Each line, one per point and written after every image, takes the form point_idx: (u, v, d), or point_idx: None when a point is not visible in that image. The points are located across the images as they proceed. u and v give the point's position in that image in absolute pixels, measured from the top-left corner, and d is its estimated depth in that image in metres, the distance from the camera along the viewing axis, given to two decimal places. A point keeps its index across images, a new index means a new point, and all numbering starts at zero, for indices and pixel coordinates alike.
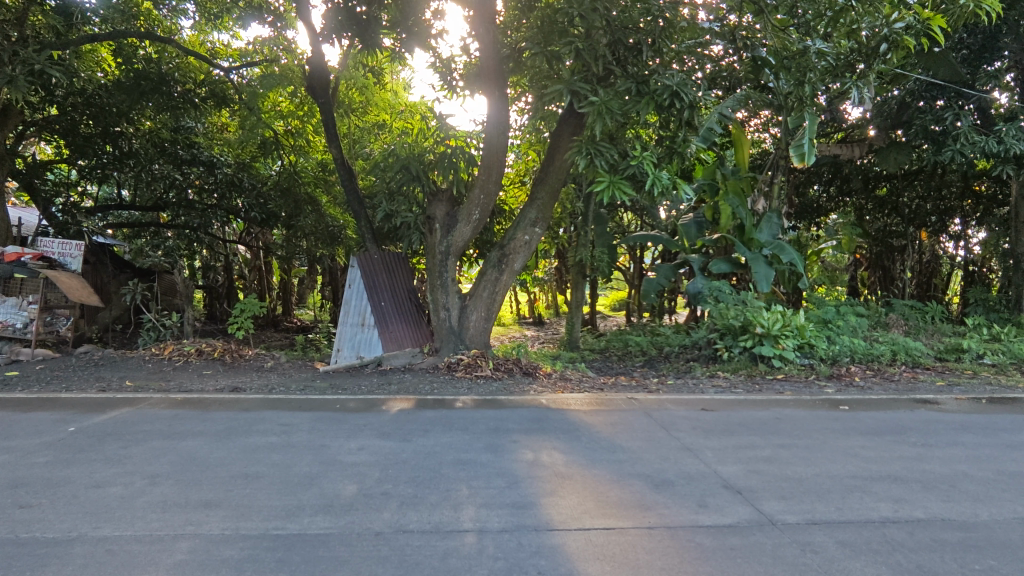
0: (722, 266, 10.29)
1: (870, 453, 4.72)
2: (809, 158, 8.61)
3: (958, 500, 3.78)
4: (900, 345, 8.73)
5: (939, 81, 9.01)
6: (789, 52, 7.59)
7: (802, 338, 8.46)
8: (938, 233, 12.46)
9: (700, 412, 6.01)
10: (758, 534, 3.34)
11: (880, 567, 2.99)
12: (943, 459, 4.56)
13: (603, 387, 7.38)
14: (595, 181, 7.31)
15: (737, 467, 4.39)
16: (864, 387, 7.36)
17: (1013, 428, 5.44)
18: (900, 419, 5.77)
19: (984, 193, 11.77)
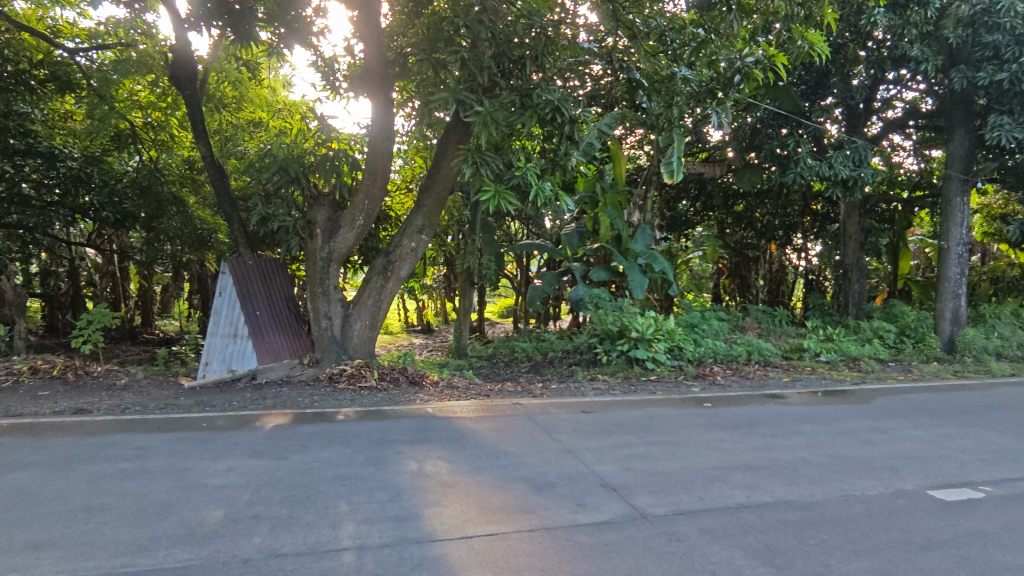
0: (601, 274, 10.81)
1: (727, 445, 5.19)
2: (677, 175, 9.35)
3: (799, 483, 4.26)
4: (754, 346, 9.69)
5: (783, 112, 10.18)
6: (659, 76, 8.18)
7: (671, 341, 9.13)
8: (784, 246, 14.14)
9: (580, 414, 6.25)
10: (631, 529, 3.53)
11: (735, 549, 3.28)
12: (787, 448, 5.12)
13: (489, 393, 7.45)
14: (481, 190, 7.32)
15: (612, 466, 4.63)
16: (725, 385, 8.11)
17: (841, 417, 6.25)
18: (754, 413, 6.40)
19: (820, 211, 13.39)
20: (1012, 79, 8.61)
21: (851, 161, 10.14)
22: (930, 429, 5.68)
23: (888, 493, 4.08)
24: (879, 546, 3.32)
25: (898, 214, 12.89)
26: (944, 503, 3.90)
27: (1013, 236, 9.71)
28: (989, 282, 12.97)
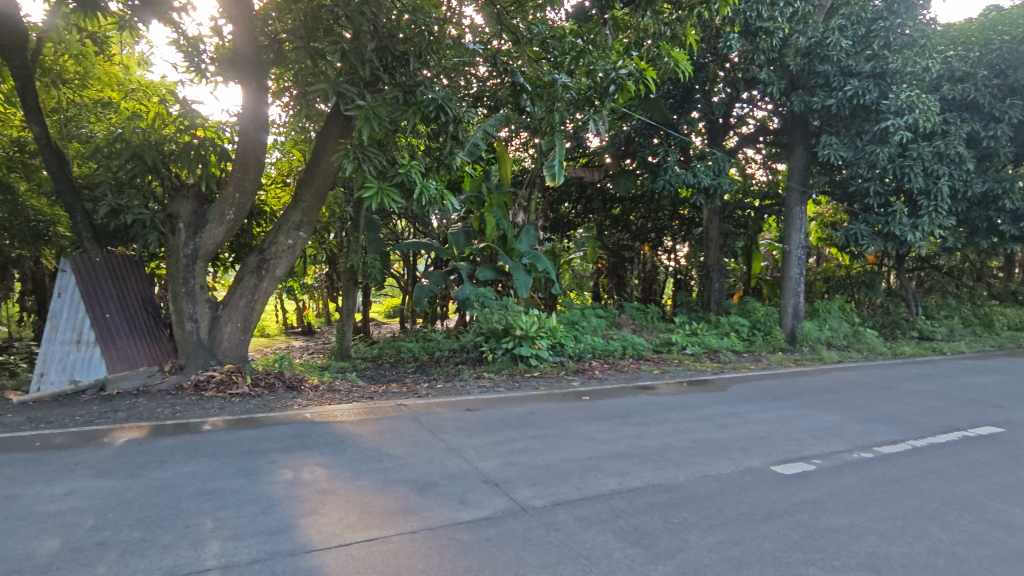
0: (486, 273, 10.92)
1: (602, 435, 5.49)
2: (559, 178, 9.65)
3: (665, 467, 4.61)
4: (629, 341, 10.33)
5: (654, 122, 10.95)
6: (541, 82, 8.50)
7: (553, 338, 9.50)
8: (656, 247, 15.20)
9: (465, 413, 6.30)
10: (511, 522, 3.62)
11: (607, 533, 3.48)
12: (656, 435, 5.52)
13: (373, 395, 7.27)
14: (363, 187, 7.09)
15: (495, 461, 4.71)
16: (602, 378, 8.59)
17: (702, 404, 6.86)
18: (627, 404, 6.84)
19: (686, 216, 14.57)
20: (838, 105, 9.92)
21: (711, 171, 11.09)
22: (774, 412, 6.40)
23: (739, 471, 4.54)
24: (731, 519, 3.69)
25: (751, 220, 14.32)
26: (783, 477, 4.42)
27: (839, 241, 11.22)
28: (823, 281, 14.84)
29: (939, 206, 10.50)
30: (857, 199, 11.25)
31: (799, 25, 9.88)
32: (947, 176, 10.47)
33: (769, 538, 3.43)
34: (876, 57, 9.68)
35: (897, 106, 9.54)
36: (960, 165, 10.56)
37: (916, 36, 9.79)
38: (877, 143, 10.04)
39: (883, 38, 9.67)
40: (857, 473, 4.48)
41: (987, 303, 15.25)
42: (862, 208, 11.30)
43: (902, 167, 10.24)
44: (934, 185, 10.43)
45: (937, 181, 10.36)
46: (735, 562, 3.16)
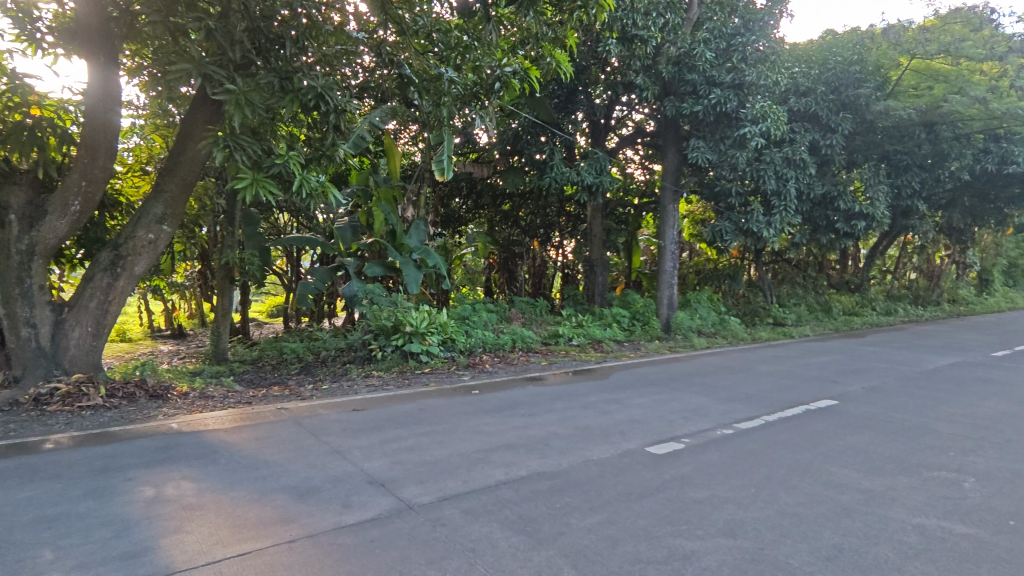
0: (375, 269, 10.70)
1: (490, 428, 5.57)
2: (447, 173, 9.77)
3: (549, 455, 4.77)
4: (518, 335, 10.56)
5: (539, 121, 11.25)
6: (427, 75, 8.26)
7: (444, 334, 9.47)
8: (545, 243, 15.63)
9: (351, 413, 6.10)
10: (396, 522, 3.57)
11: (493, 524, 3.54)
12: (542, 424, 5.70)
13: (251, 400, 6.82)
14: (236, 177, 6.61)
15: (381, 461, 4.61)
16: (492, 372, 8.72)
17: (586, 392, 7.19)
18: (515, 395, 6.99)
19: (573, 213, 15.14)
20: (704, 112, 10.80)
21: (594, 169, 11.56)
22: (651, 396, 6.86)
23: (617, 454, 4.81)
24: (609, 500, 3.89)
25: (631, 217, 15.15)
26: (657, 457, 4.74)
27: (707, 237, 12.24)
28: (694, 274, 16.10)
29: (788, 205, 11.78)
30: (721, 199, 12.27)
31: (670, 35, 10.51)
32: (794, 180, 11.78)
33: (642, 515, 3.66)
34: (735, 69, 10.67)
35: (754, 115, 10.56)
36: (805, 169, 11.92)
37: (768, 52, 10.88)
38: (737, 148, 11.05)
39: (741, 52, 10.66)
40: (719, 449, 4.92)
41: (827, 292, 17.37)
42: (726, 207, 12.32)
43: (758, 170, 11.33)
44: (784, 187, 11.68)
45: (787, 183, 11.62)
46: (611, 540, 3.35)
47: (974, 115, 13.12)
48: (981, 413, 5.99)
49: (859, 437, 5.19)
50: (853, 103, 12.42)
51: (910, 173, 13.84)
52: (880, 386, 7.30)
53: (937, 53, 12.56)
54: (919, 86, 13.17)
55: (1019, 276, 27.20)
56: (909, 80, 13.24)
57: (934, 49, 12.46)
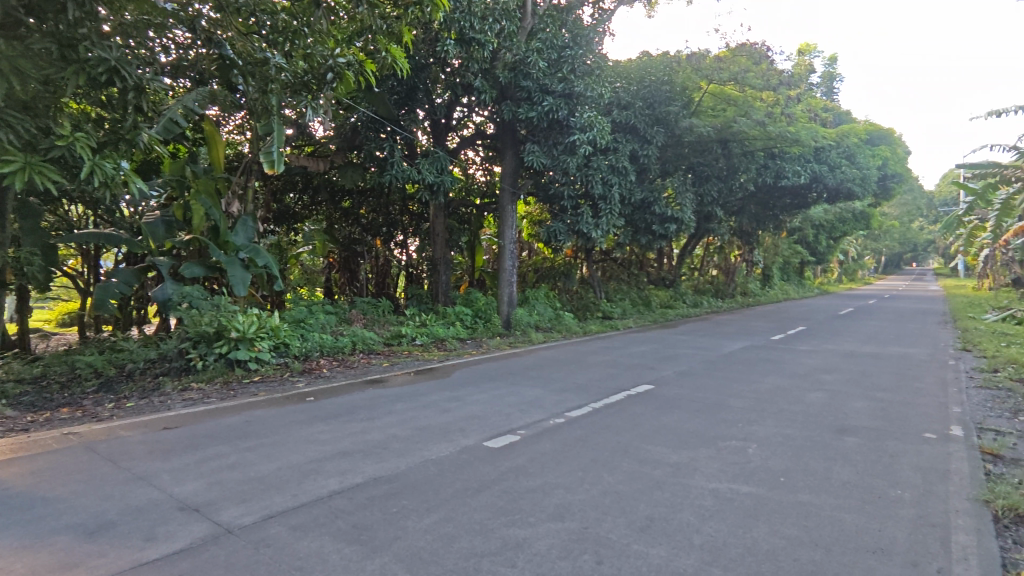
0: (194, 269, 9.57)
1: (325, 435, 5.29)
2: (279, 166, 9.05)
3: (387, 458, 4.67)
4: (359, 336, 10.21)
5: (377, 116, 10.99)
6: (251, 59, 7.61)
7: (276, 338, 8.85)
8: (388, 242, 15.29)
9: (160, 433, 5.39)
10: (212, 549, 3.23)
11: (324, 537, 3.36)
12: (381, 427, 5.56)
13: (29, 426, 5.72)
14: (0, 161, 5.46)
15: (196, 484, 4.14)
16: (329, 376, 8.31)
17: (428, 391, 7.18)
18: (353, 399, 6.74)
19: (415, 211, 15.01)
20: (538, 118, 11.37)
21: (434, 168, 11.52)
22: (490, 391, 7.05)
23: (456, 451, 4.86)
24: (446, 498, 3.91)
25: (474, 217, 15.40)
26: (494, 450, 4.87)
27: (543, 237, 12.91)
28: (533, 272, 16.84)
29: (613, 209, 12.90)
30: (555, 201, 13.02)
31: (506, 41, 10.77)
32: (617, 185, 12.92)
33: (478, 509, 3.74)
34: (566, 79, 11.37)
35: (581, 124, 11.40)
36: (627, 176, 13.14)
37: (593, 67, 11.78)
38: (567, 154, 11.87)
39: (570, 64, 11.37)
40: (552, 438, 5.20)
41: (646, 287, 19.30)
42: (560, 209, 13.10)
43: (587, 175, 12.32)
44: (609, 191, 12.73)
45: (611, 189, 12.72)
46: (447, 538, 3.37)
47: (756, 137, 15.46)
48: (762, 388, 7.09)
49: (670, 416, 5.83)
50: (664, 118, 13.93)
51: (709, 183, 16.02)
52: (687, 369, 8.30)
53: (728, 80, 14.45)
54: (716, 108, 14.96)
55: (790, 272, 32.77)
56: (709, 101, 14.93)
57: (726, 77, 14.35)
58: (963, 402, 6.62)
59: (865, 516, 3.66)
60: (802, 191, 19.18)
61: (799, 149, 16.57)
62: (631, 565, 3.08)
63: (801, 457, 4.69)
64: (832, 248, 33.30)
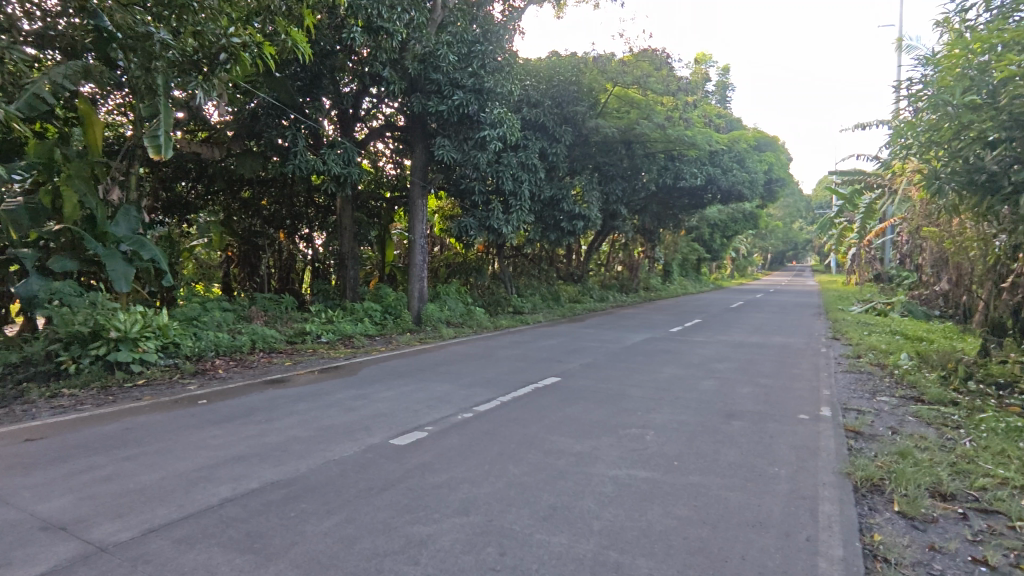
0: (65, 264, 8.58)
1: (218, 440, 4.97)
2: (166, 151, 8.27)
3: (286, 461, 4.47)
4: (258, 334, 9.68)
5: (278, 102, 10.46)
6: (132, 33, 6.98)
7: (164, 338, 8.19)
8: (292, 235, 14.62)
9: (21, 445, 4.82)
10: (81, 570, 2.93)
11: (213, 548, 3.16)
12: (280, 429, 5.30)
13: None
14: None
15: (64, 500, 3.75)
16: (225, 377, 7.80)
17: (333, 390, 6.94)
18: (251, 401, 6.37)
19: (321, 204, 14.41)
20: (448, 112, 11.28)
21: (341, 160, 11.11)
22: (398, 388, 6.93)
23: (360, 450, 4.73)
24: (348, 499, 3.80)
25: (384, 210, 15.13)
26: (400, 448, 4.80)
27: (454, 232, 12.87)
28: (445, 267, 16.76)
29: (523, 205, 13.11)
30: (466, 196, 13.01)
31: (416, 32, 10.56)
32: (527, 181, 13.13)
33: (381, 508, 3.66)
34: (476, 75, 11.34)
35: (492, 120, 11.50)
36: (536, 173, 13.37)
37: (503, 63, 11.79)
38: (478, 149, 11.89)
39: (481, 59, 11.32)
40: (459, 433, 5.19)
41: (555, 283, 19.78)
42: (471, 205, 13.11)
43: (498, 171, 12.42)
44: (519, 188, 12.92)
45: (521, 185, 12.91)
46: (348, 540, 3.27)
47: (657, 139, 16.27)
48: (661, 377, 7.49)
49: (575, 407, 6.01)
50: (572, 118, 14.29)
51: (614, 182, 16.64)
52: (592, 361, 8.60)
53: (631, 84, 14.98)
54: (620, 110, 15.54)
55: (688, 268, 34.85)
56: (614, 104, 15.46)
57: (630, 81, 14.85)
58: (832, 385, 7.34)
59: (747, 493, 3.96)
60: (699, 192, 20.39)
61: (695, 152, 17.64)
62: (534, 555, 3.14)
63: (693, 441, 5.00)
64: (725, 246, 35.79)
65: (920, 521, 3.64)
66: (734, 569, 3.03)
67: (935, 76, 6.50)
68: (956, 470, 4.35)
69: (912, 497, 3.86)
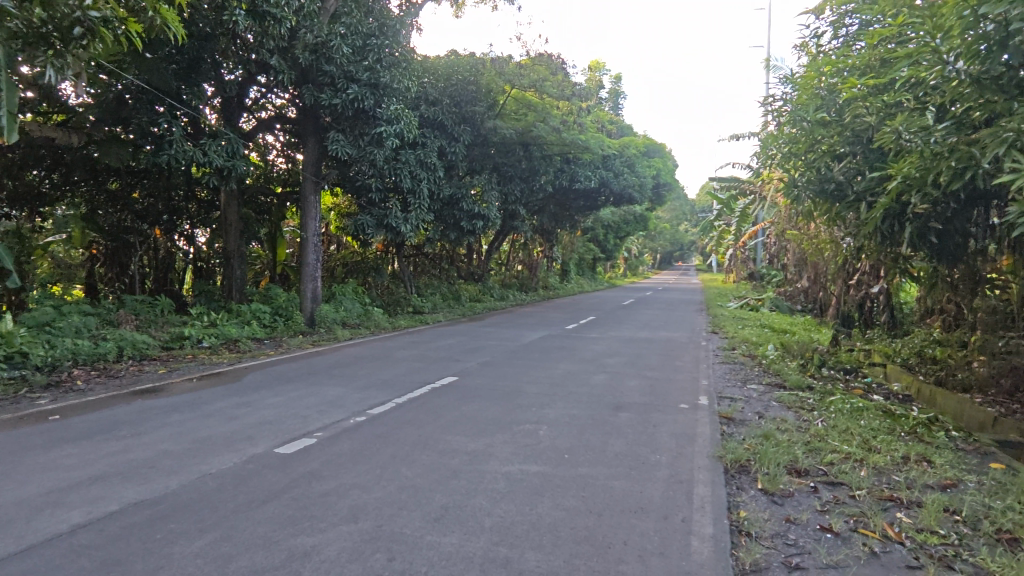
0: None
1: (71, 460, 4.44)
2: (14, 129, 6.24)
3: (153, 478, 4.09)
4: (127, 340, 8.81)
5: (150, 86, 9.55)
6: None
7: (8, 348, 7.40)
8: (169, 232, 13.51)
9: None
10: None
11: None
12: (148, 444, 4.84)
13: None
14: None
15: None
16: (85, 389, 6.97)
17: (213, 398, 6.45)
18: (115, 414, 5.76)
19: (204, 199, 13.28)
20: (343, 106, 10.88)
21: (224, 152, 10.33)
22: (286, 393, 6.58)
23: (241, 461, 4.44)
24: (225, 515, 3.55)
25: (274, 207, 14.30)
26: (285, 456, 4.56)
27: (350, 229, 12.52)
28: (341, 267, 16.25)
29: (422, 203, 13.03)
30: (362, 193, 12.68)
31: (306, 20, 10.06)
32: (426, 180, 13.04)
33: (262, 522, 3.45)
34: (372, 69, 11.00)
35: (388, 116, 11.29)
36: (435, 172, 13.30)
37: (400, 59, 11.54)
38: (374, 145, 11.61)
39: (377, 53, 10.99)
40: (350, 437, 5.02)
41: (456, 282, 19.75)
42: (368, 202, 12.81)
43: (396, 168, 12.22)
44: (417, 186, 12.81)
45: (420, 183, 12.80)
46: (224, 559, 3.06)
47: (554, 142, 16.77)
48: (555, 373, 7.70)
49: (471, 406, 6.03)
50: (471, 117, 14.35)
51: (513, 182, 16.87)
52: (489, 359, 8.66)
53: (529, 87, 15.31)
54: (518, 112, 15.84)
55: (583, 266, 36.17)
56: (512, 105, 15.74)
57: (527, 84, 15.16)
58: (709, 376, 7.92)
59: (631, 480, 4.17)
60: (593, 194, 21.18)
61: (589, 156, 18.33)
62: (423, 557, 3.10)
63: (583, 434, 5.19)
64: (619, 247, 37.58)
65: (778, 496, 4.01)
66: (617, 554, 3.19)
67: (793, 94, 7.27)
68: (809, 448, 4.85)
69: (773, 475, 4.26)
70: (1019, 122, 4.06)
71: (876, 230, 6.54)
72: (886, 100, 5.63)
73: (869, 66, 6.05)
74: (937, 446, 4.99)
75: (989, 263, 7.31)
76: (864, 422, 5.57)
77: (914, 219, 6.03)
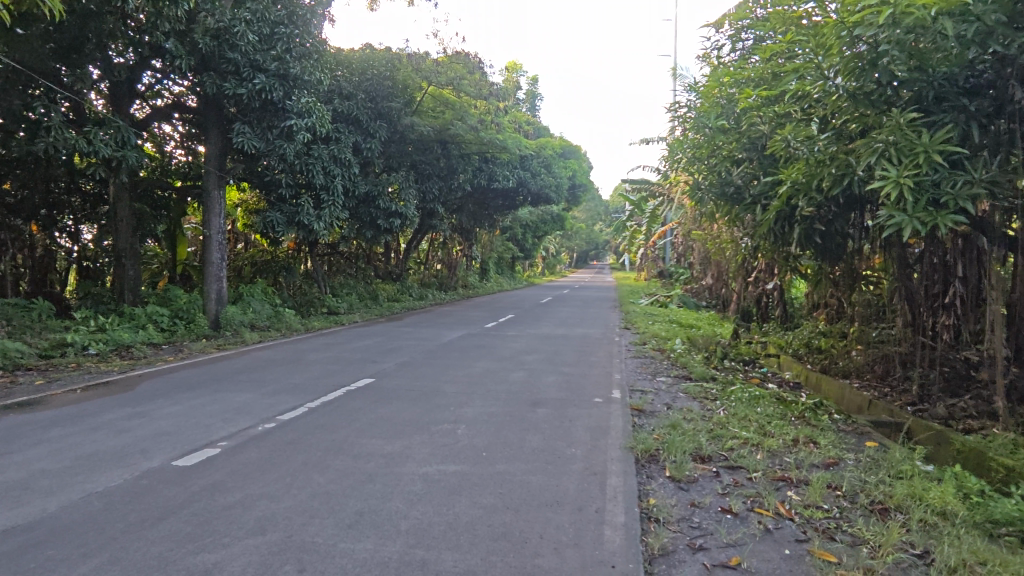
0: None
1: None
2: None
3: (28, 501, 3.69)
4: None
5: (22, 66, 8.57)
6: None
7: None
8: (48, 228, 12.19)
9: None
10: None
11: None
12: (21, 464, 4.35)
13: None
14: None
15: None
16: None
17: (101, 409, 5.91)
18: None
19: (90, 191, 12.08)
20: (249, 96, 10.29)
21: (113, 141, 9.47)
22: (185, 402, 6.15)
23: (133, 477, 4.10)
24: (113, 536, 3.27)
25: (173, 201, 13.30)
26: (184, 469, 4.26)
27: (258, 226, 11.93)
28: (249, 266, 15.40)
29: (335, 200, 12.63)
30: (272, 189, 12.14)
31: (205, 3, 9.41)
32: (340, 176, 12.68)
33: (156, 541, 3.21)
34: (280, 59, 10.47)
35: (298, 109, 10.88)
36: (349, 168, 12.94)
37: (312, 50, 11.06)
38: (284, 139, 11.14)
39: (286, 43, 10.48)
40: (257, 445, 4.78)
41: (374, 281, 19.24)
42: (277, 198, 12.27)
43: (307, 163, 11.81)
44: (330, 182, 12.41)
45: (333, 180, 12.42)
46: None
47: (471, 140, 16.76)
48: (474, 372, 7.71)
49: (387, 408, 5.91)
50: (387, 113, 14.05)
51: (430, 180, 16.67)
52: (407, 360, 8.53)
53: (446, 84, 15.11)
54: (435, 109, 15.64)
55: (502, 266, 36.40)
56: (429, 103, 15.53)
57: (444, 82, 14.97)
58: (622, 370, 8.22)
59: (547, 475, 4.25)
60: (511, 194, 21.38)
61: (507, 156, 18.45)
62: (336, 566, 3.01)
63: (500, 431, 5.22)
64: (537, 246, 38.16)
65: (684, 482, 4.24)
66: (533, 548, 3.24)
67: (697, 102, 7.72)
68: (712, 435, 5.16)
69: (679, 462, 4.49)
70: (888, 135, 4.53)
71: (770, 231, 7.03)
72: (777, 110, 6.09)
73: (762, 78, 6.51)
74: (822, 428, 5.46)
75: (865, 262, 8.08)
76: (759, 409, 6.00)
77: (801, 221, 6.57)
